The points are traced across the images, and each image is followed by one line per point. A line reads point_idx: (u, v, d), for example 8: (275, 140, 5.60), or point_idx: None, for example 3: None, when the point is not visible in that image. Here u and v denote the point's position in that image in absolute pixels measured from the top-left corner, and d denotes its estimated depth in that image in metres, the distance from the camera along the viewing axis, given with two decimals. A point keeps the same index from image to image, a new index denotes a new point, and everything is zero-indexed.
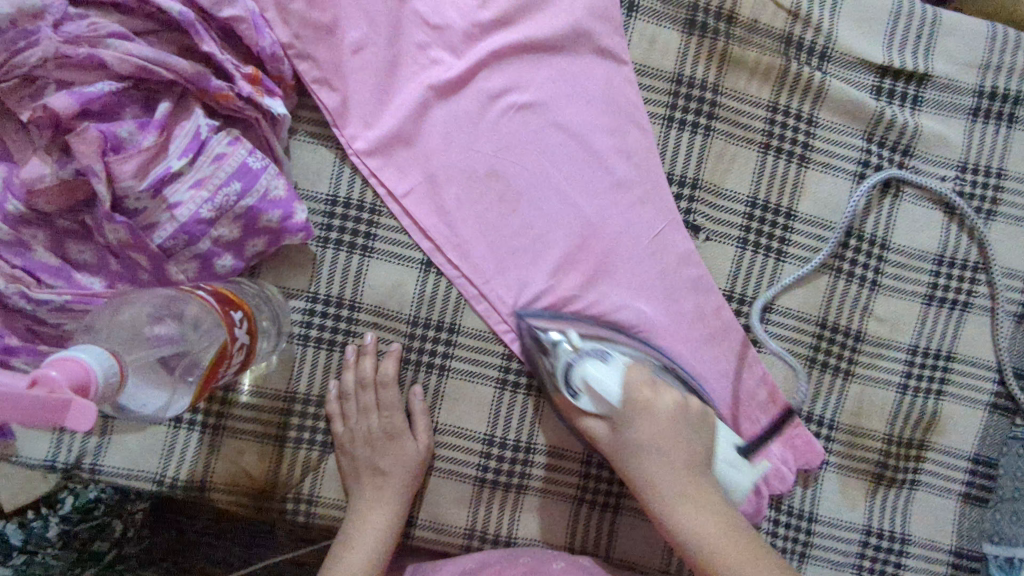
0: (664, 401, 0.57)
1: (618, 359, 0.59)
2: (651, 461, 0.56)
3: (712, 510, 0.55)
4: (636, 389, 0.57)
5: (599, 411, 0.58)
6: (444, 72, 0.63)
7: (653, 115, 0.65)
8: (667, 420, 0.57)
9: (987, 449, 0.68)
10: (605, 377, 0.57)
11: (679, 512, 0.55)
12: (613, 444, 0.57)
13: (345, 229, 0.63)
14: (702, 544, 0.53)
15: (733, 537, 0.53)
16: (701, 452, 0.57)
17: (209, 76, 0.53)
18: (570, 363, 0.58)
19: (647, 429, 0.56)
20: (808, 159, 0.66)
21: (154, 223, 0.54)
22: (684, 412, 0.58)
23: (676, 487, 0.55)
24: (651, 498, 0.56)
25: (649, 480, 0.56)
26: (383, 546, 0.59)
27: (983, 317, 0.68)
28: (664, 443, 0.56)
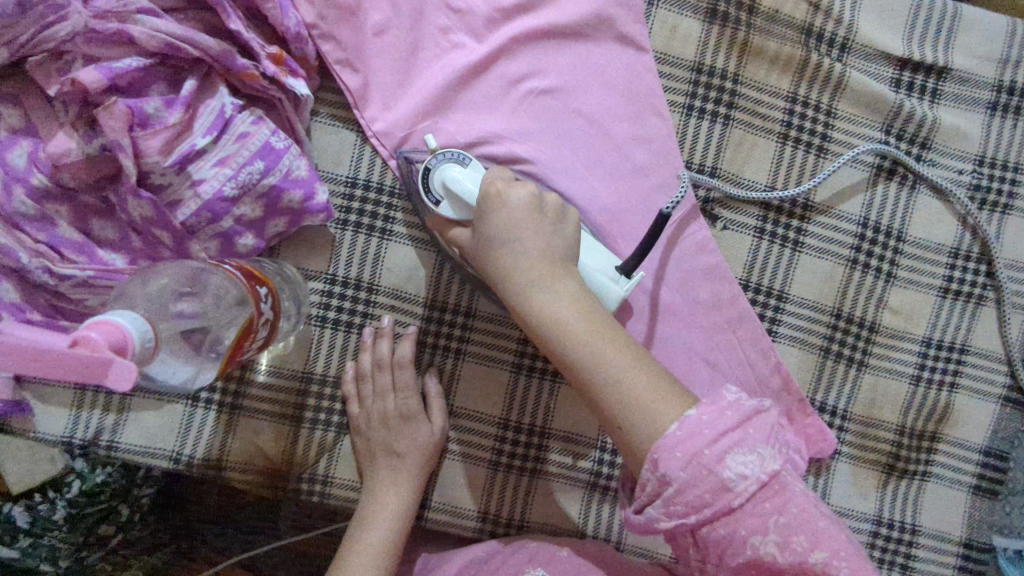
0: (516, 194, 0.52)
1: (477, 167, 0.55)
2: (505, 249, 0.51)
3: (568, 291, 0.50)
4: (491, 186, 0.53)
5: (461, 217, 0.54)
6: (465, 56, 0.63)
7: (673, 103, 0.65)
8: (524, 215, 0.52)
9: (998, 442, 0.68)
10: (461, 178, 0.54)
11: (535, 292, 0.50)
12: (474, 247, 0.53)
13: (365, 212, 0.63)
14: (560, 320, 0.49)
15: (588, 331, 0.48)
16: (563, 246, 0.52)
17: (235, 55, 0.53)
18: (429, 168, 0.55)
19: (500, 220, 0.52)
20: (826, 150, 0.66)
21: (178, 200, 0.54)
22: (538, 208, 0.53)
23: (530, 273, 0.50)
24: (519, 309, 0.50)
25: (501, 273, 0.51)
26: (400, 528, 0.60)
27: (997, 311, 0.68)
28: (519, 229, 0.51)
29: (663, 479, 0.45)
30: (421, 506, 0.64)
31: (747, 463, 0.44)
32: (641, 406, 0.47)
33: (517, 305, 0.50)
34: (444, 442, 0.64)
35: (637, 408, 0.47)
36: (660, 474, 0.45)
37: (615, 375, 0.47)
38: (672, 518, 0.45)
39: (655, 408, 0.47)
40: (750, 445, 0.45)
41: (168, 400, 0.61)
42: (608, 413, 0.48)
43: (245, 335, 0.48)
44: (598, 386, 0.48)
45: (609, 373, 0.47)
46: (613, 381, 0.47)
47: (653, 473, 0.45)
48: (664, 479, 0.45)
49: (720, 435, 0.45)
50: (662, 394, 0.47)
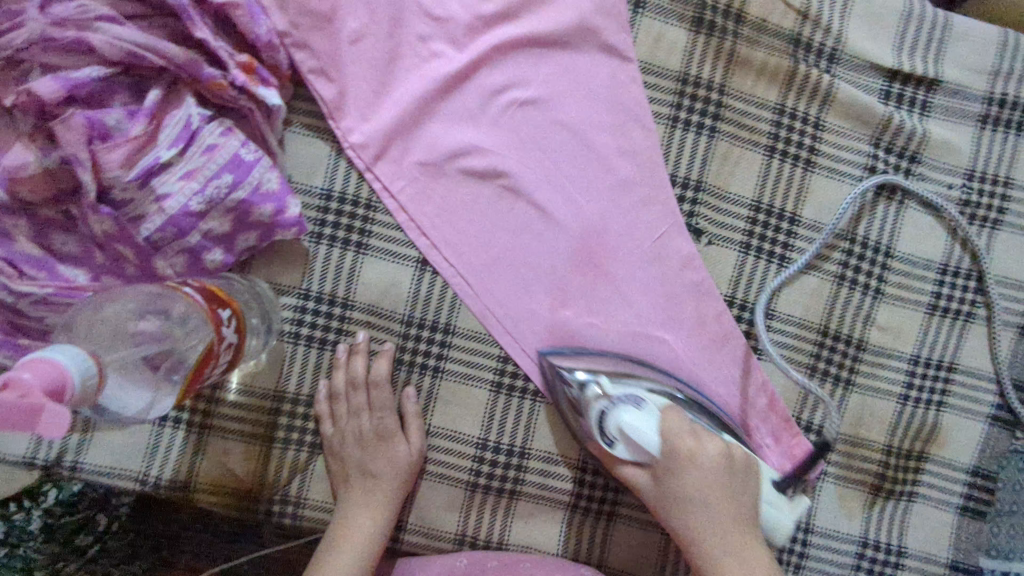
0: (708, 452, 0.56)
1: (653, 407, 0.58)
2: (694, 514, 0.56)
3: (744, 544, 0.55)
4: (676, 442, 0.56)
5: (638, 459, 0.58)
6: (444, 66, 0.61)
7: (658, 114, 0.64)
8: (715, 478, 0.56)
9: (986, 461, 0.67)
10: (642, 424, 0.56)
11: (691, 511, 0.56)
12: (654, 490, 0.57)
13: (339, 225, 0.61)
14: (710, 539, 0.55)
15: (740, 545, 0.55)
16: (732, 482, 0.56)
17: (201, 63, 0.51)
18: (604, 412, 0.58)
19: (693, 483, 0.56)
20: (814, 164, 0.65)
21: (141, 215, 0.51)
22: (730, 466, 0.56)
23: (699, 494, 0.55)
24: (680, 534, 0.57)
25: (663, 501, 0.57)
26: (373, 550, 0.58)
27: (985, 329, 0.67)
28: (718, 513, 0.55)
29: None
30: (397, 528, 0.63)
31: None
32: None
33: (678, 534, 0.57)
34: (422, 463, 0.62)
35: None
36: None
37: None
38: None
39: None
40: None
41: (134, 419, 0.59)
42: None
43: (205, 361, 0.45)
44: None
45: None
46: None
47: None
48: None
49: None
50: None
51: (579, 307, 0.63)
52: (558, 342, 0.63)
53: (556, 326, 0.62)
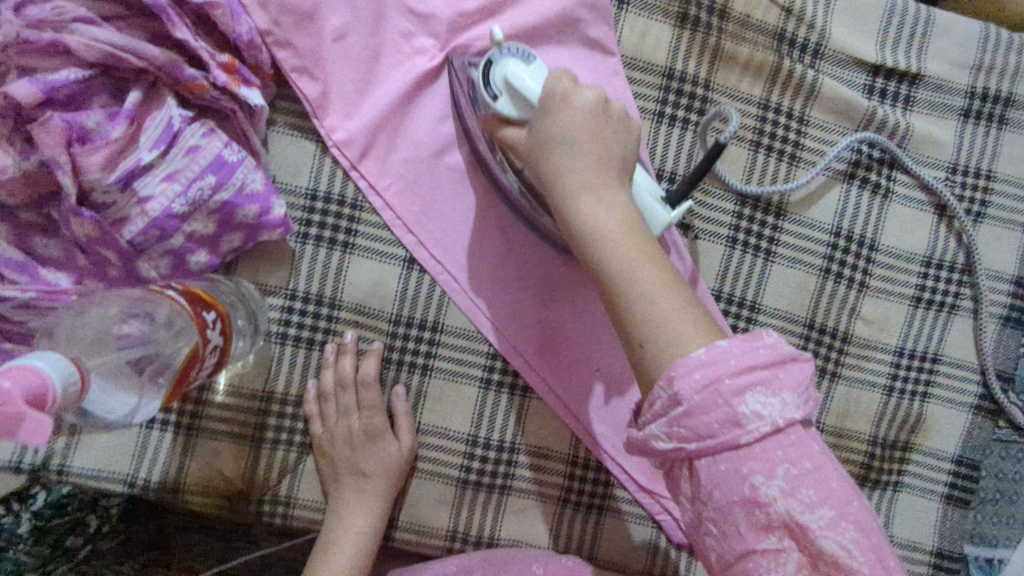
0: (585, 98, 0.47)
1: (542, 66, 0.50)
2: (564, 155, 0.46)
3: (617, 209, 0.45)
4: (558, 88, 0.47)
5: (521, 117, 0.49)
6: (428, 62, 0.61)
7: (643, 110, 0.64)
8: (587, 118, 0.47)
9: (969, 451, 0.68)
10: (529, 83, 0.48)
11: (581, 199, 0.45)
12: (527, 142, 0.49)
13: (325, 225, 0.61)
14: (603, 232, 0.44)
15: (638, 253, 0.44)
16: (617, 128, 0.48)
17: (182, 64, 0.51)
18: (490, 59, 0.50)
19: (564, 123, 0.47)
20: (798, 158, 0.65)
21: (123, 218, 0.51)
22: (605, 115, 0.48)
23: (569, 135, 0.46)
24: (563, 205, 0.46)
25: (550, 181, 0.47)
26: (367, 549, 0.58)
27: (968, 320, 0.67)
28: (588, 147, 0.46)
29: (675, 398, 0.40)
30: (389, 526, 0.63)
31: (767, 403, 0.39)
32: (665, 320, 0.42)
33: (559, 209, 0.47)
34: (412, 461, 0.62)
35: (656, 315, 0.42)
36: (672, 393, 0.40)
37: (633, 262, 0.43)
38: (672, 438, 0.40)
39: (681, 340, 0.41)
40: (777, 388, 0.39)
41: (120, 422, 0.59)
42: (625, 305, 0.43)
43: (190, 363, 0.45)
44: (609, 262, 0.44)
45: (644, 290, 0.43)
46: (645, 283, 0.43)
47: (666, 392, 0.40)
48: (674, 398, 0.40)
49: (746, 366, 0.39)
50: (688, 324, 0.42)
51: (565, 301, 0.63)
52: (545, 337, 0.63)
53: (543, 321, 0.63)
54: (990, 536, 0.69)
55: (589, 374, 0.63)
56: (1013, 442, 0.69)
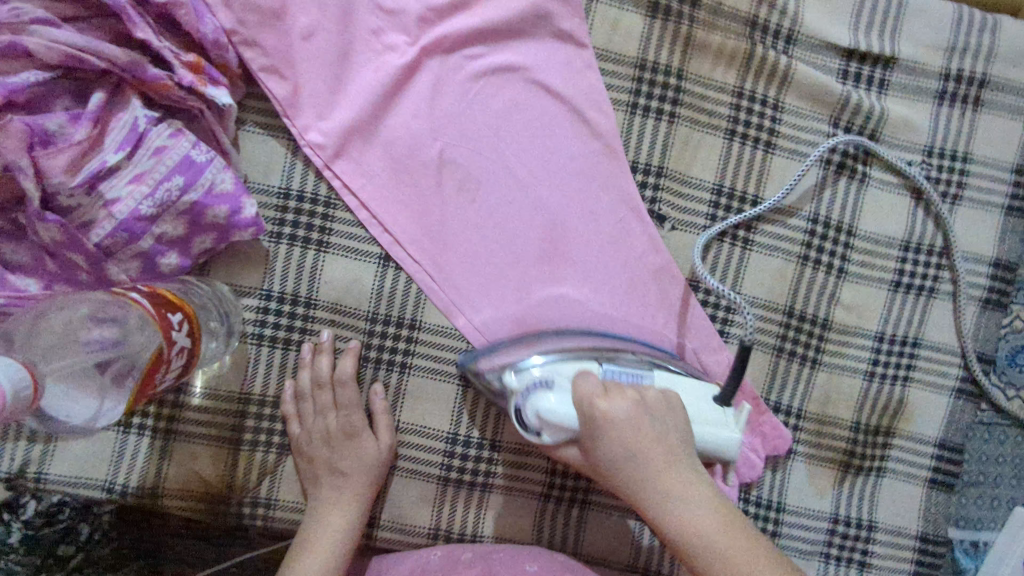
0: (622, 409, 0.49)
1: (568, 386, 0.52)
2: (649, 488, 0.48)
3: (697, 488, 0.47)
4: (587, 402, 0.49)
5: (566, 437, 0.51)
6: (397, 58, 0.60)
7: (616, 102, 0.64)
8: (636, 428, 0.48)
9: (952, 434, 0.68)
10: (560, 408, 0.50)
11: (671, 507, 0.47)
12: (591, 466, 0.51)
13: (298, 224, 0.60)
14: (693, 531, 0.46)
15: (726, 529, 0.46)
16: (678, 438, 0.49)
17: (145, 64, 0.50)
18: (518, 403, 0.52)
19: (621, 465, 0.48)
20: (773, 146, 0.65)
21: (91, 221, 0.51)
22: (643, 405, 0.50)
23: (630, 445, 0.48)
24: (655, 520, 0.48)
25: (629, 491, 0.48)
26: (347, 548, 0.58)
27: (947, 303, 0.67)
28: (649, 454, 0.48)
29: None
30: (371, 525, 0.63)
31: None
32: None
33: (655, 525, 0.48)
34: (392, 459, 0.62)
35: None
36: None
37: (741, 569, 0.44)
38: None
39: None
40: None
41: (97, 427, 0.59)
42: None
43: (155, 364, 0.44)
44: (710, 561, 0.45)
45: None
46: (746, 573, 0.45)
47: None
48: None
49: None
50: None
51: (543, 295, 0.63)
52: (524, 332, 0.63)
53: (521, 316, 0.62)
54: (976, 519, 0.69)
55: None
56: (995, 424, 0.69)
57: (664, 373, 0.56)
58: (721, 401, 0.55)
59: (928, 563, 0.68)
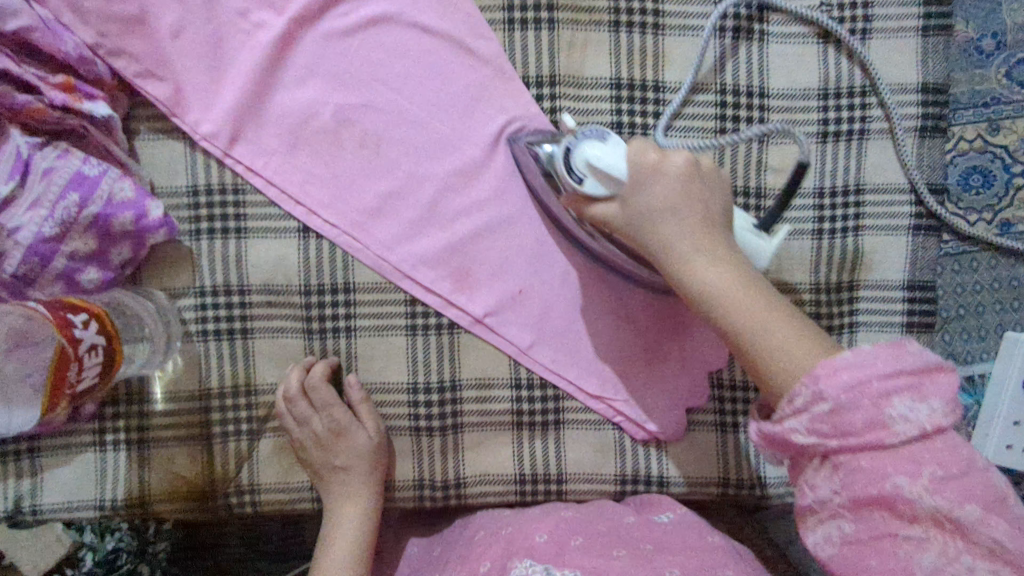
0: (675, 164, 0.50)
1: (618, 140, 0.51)
2: (666, 224, 0.49)
3: (730, 264, 0.48)
4: (641, 158, 0.50)
5: (610, 193, 0.50)
6: (269, 33, 0.60)
7: (493, 22, 0.63)
8: (682, 184, 0.50)
9: (919, 272, 0.64)
10: (608, 154, 0.49)
11: (698, 262, 0.48)
12: (631, 225, 0.51)
13: (213, 218, 0.62)
14: (720, 288, 0.47)
15: (763, 305, 0.46)
16: (720, 219, 0.50)
17: (12, 93, 0.53)
18: (568, 146, 0.51)
19: (660, 196, 0.50)
20: (663, 27, 0.64)
21: (2, 253, 0.53)
22: (697, 175, 0.51)
23: (669, 208, 0.49)
24: (674, 258, 0.49)
25: (661, 262, 0.50)
26: (365, 534, 0.59)
27: (884, 140, 0.64)
28: (679, 206, 0.49)
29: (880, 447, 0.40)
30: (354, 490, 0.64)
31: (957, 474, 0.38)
32: (779, 340, 0.44)
33: (676, 279, 0.49)
34: (386, 443, 0.63)
35: (776, 343, 0.44)
36: (816, 389, 0.40)
37: (756, 317, 0.46)
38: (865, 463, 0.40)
39: (798, 355, 0.43)
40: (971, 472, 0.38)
41: (76, 451, 0.62)
42: (753, 347, 0.45)
43: (61, 366, 0.47)
44: (744, 321, 0.46)
45: (775, 347, 0.44)
46: (779, 343, 0.44)
47: (809, 390, 0.40)
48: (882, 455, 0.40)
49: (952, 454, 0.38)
50: (801, 337, 0.44)
51: (470, 229, 0.62)
52: (459, 271, 0.62)
53: (450, 256, 0.62)
54: (965, 354, 0.67)
55: (513, 298, 0.62)
56: (963, 252, 0.66)
57: None
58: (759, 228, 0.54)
59: None
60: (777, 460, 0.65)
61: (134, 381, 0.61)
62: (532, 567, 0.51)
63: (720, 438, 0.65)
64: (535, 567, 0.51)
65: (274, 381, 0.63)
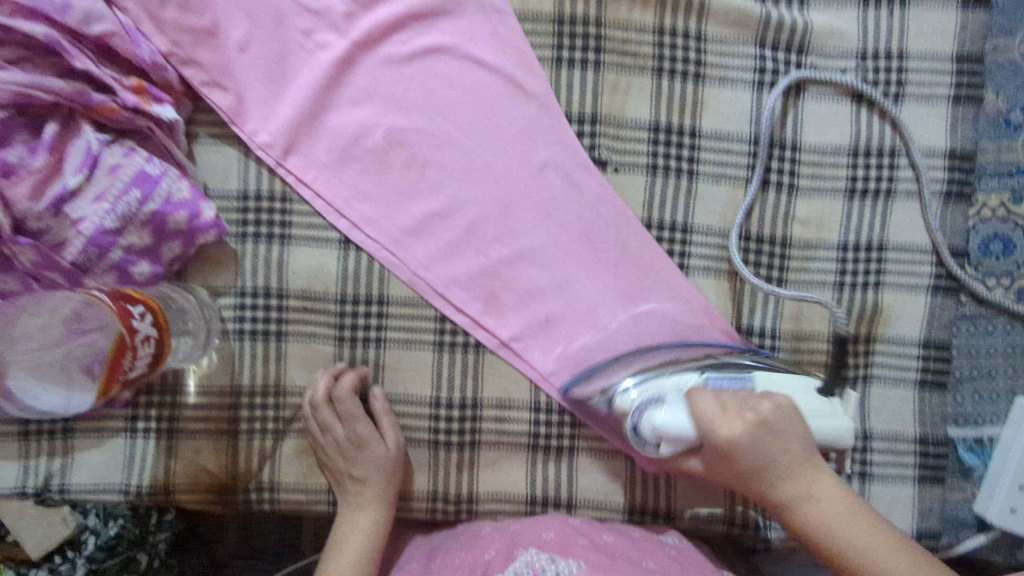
0: (743, 431, 0.53)
1: (678, 396, 0.55)
2: (762, 476, 0.54)
3: (814, 480, 0.53)
4: (702, 411, 0.54)
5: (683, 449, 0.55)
6: (330, 54, 0.64)
7: (542, 59, 0.66)
8: (760, 441, 0.53)
9: (936, 331, 0.66)
10: (673, 419, 0.54)
11: (793, 495, 0.53)
12: (731, 479, 0.55)
13: (261, 223, 0.64)
14: (828, 520, 0.52)
15: (866, 529, 0.51)
16: (802, 446, 0.53)
17: (90, 92, 0.56)
18: (635, 418, 0.56)
19: (751, 457, 0.53)
20: (703, 76, 0.67)
21: (62, 242, 0.56)
22: (769, 425, 0.54)
23: (761, 461, 0.53)
24: (777, 502, 0.53)
25: (765, 501, 0.54)
26: (372, 545, 0.61)
27: (909, 202, 0.66)
28: (764, 460, 0.53)
29: None
30: None
31: None
32: None
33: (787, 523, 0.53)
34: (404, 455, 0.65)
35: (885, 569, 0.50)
36: None
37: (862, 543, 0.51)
38: None
39: None
40: None
41: (109, 435, 0.64)
42: None
43: (121, 352, 0.51)
44: (861, 558, 0.51)
45: None
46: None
47: None
48: None
49: None
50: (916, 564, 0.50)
51: (504, 257, 0.64)
52: (490, 294, 0.65)
53: (483, 280, 0.65)
54: (975, 415, 0.67)
55: (540, 324, 0.65)
56: (979, 316, 0.67)
57: (766, 375, 0.58)
58: (825, 392, 0.59)
59: (932, 466, 0.66)
60: None
61: (170, 372, 0.64)
62: (538, 555, 0.55)
63: None
64: (540, 555, 0.55)
65: (303, 384, 0.65)
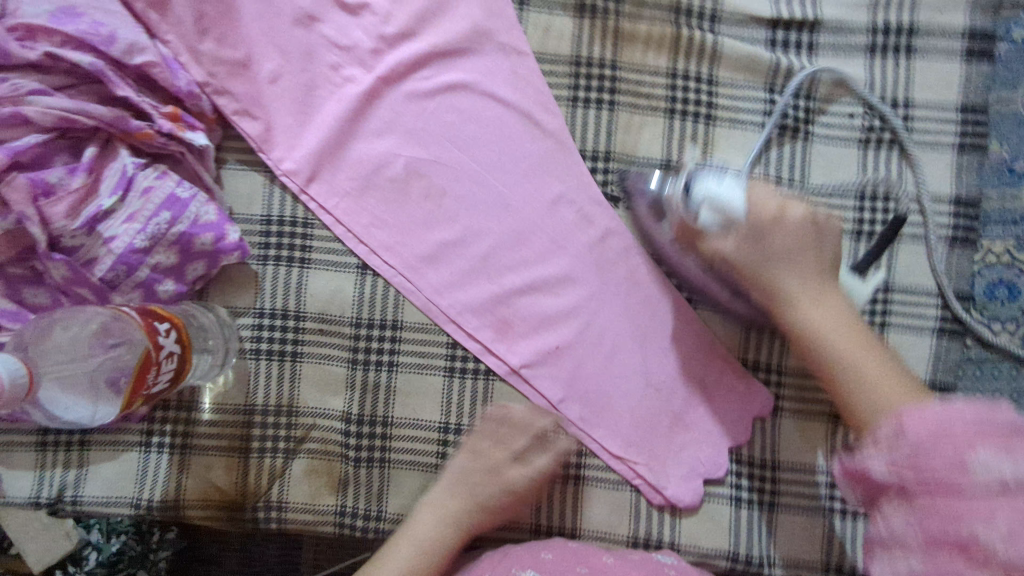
0: (797, 213, 0.58)
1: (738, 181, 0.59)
2: (785, 269, 0.57)
3: (832, 300, 0.57)
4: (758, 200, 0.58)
5: (722, 226, 0.57)
6: (356, 87, 0.67)
7: (558, 98, 0.69)
8: (799, 233, 0.58)
9: (942, 373, 0.67)
10: (727, 191, 0.57)
11: (804, 303, 0.57)
12: (752, 245, 0.57)
13: (282, 246, 0.66)
14: (830, 334, 0.55)
15: (860, 340, 0.55)
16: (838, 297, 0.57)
17: (128, 118, 0.59)
18: (690, 180, 0.59)
19: (783, 241, 0.57)
20: (714, 118, 0.69)
21: (94, 259, 0.59)
22: (817, 231, 0.58)
23: (785, 253, 0.57)
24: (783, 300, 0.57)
25: (767, 283, 0.58)
26: (441, 546, 0.62)
27: (915, 245, 0.68)
28: (795, 247, 0.57)
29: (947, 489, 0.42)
30: (375, 516, 0.66)
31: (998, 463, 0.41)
32: (882, 387, 0.53)
33: (788, 327, 0.57)
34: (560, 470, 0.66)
35: (874, 384, 0.53)
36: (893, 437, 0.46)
37: (855, 355, 0.54)
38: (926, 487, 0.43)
39: (893, 395, 0.52)
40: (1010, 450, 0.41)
41: (123, 449, 0.65)
42: (856, 394, 0.53)
43: (145, 367, 0.53)
44: (842, 358, 0.54)
45: (865, 374, 0.53)
46: (873, 381, 0.53)
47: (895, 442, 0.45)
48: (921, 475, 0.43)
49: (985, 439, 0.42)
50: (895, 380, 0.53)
51: (516, 285, 0.66)
52: (502, 322, 0.66)
53: (496, 307, 0.66)
54: None
55: (550, 352, 0.66)
56: (986, 361, 0.68)
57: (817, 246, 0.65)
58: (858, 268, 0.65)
59: None
60: (787, 540, 0.66)
61: (186, 389, 0.65)
62: None
63: (733, 513, 0.66)
64: None
65: (316, 405, 0.66)
